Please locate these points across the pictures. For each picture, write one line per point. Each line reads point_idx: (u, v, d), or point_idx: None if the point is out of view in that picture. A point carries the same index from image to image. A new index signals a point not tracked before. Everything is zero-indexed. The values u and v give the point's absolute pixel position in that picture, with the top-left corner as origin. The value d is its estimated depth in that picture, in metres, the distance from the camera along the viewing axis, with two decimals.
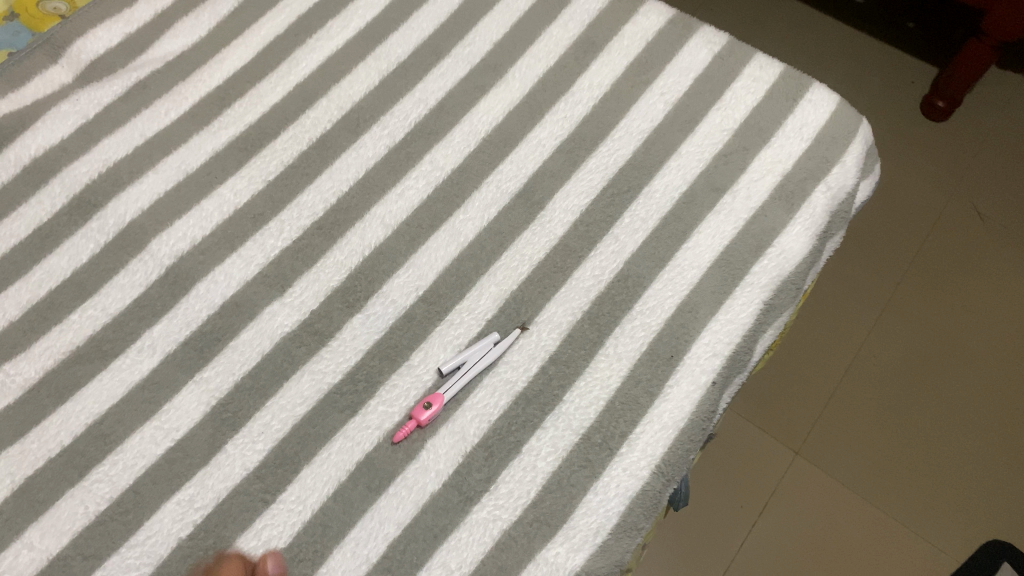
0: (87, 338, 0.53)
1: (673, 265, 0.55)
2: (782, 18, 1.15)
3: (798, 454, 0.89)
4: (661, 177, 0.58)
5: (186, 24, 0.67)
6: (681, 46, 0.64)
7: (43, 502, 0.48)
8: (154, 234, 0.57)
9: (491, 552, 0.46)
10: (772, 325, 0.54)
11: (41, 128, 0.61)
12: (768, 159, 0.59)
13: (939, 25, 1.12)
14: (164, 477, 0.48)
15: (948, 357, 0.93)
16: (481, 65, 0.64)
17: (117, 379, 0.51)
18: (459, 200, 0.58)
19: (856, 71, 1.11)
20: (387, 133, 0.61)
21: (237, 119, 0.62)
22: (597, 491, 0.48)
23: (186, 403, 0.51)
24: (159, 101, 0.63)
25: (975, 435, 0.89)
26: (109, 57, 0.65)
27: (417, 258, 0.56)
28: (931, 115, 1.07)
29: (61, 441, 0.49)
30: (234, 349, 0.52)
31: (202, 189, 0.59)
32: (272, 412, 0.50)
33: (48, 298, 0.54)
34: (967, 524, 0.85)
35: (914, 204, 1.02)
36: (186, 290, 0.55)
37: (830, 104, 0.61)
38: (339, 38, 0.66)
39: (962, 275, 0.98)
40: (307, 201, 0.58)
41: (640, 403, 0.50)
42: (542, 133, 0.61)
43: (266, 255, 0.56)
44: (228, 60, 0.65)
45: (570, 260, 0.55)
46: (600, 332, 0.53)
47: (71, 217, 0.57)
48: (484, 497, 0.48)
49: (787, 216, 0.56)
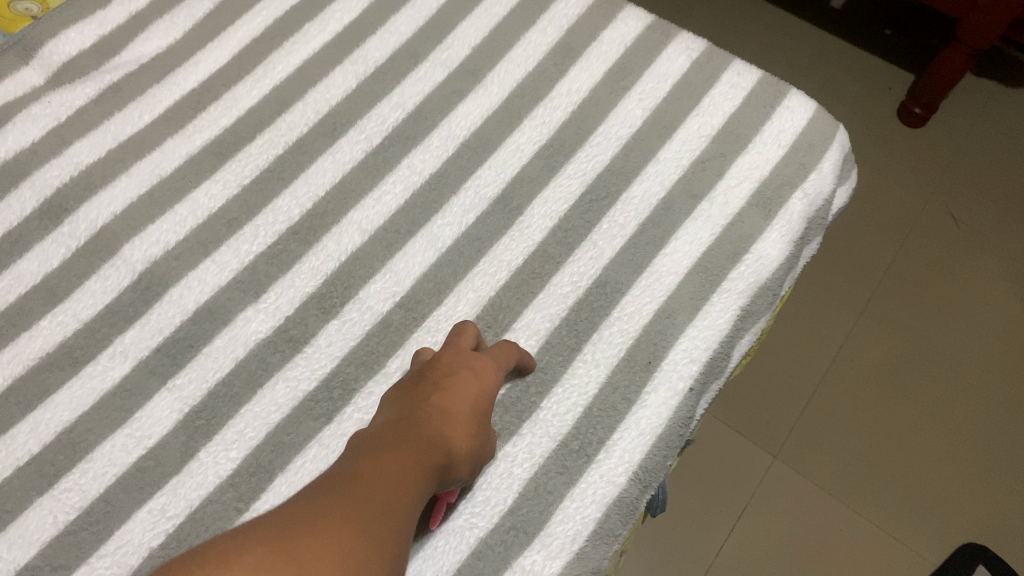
0: (57, 345, 0.52)
1: (650, 271, 0.55)
2: (761, 23, 1.16)
3: (777, 457, 0.90)
4: (639, 183, 0.59)
5: (161, 25, 0.66)
6: (659, 53, 0.65)
7: (10, 512, 0.47)
8: (127, 239, 0.56)
9: (467, 560, 0.46)
10: (749, 331, 0.55)
11: (11, 131, 0.60)
12: (745, 166, 0.59)
13: (915, 33, 1.14)
14: (136, 486, 0.48)
15: (924, 362, 0.94)
16: (459, 70, 0.64)
17: (88, 387, 0.51)
18: (437, 205, 0.58)
19: (834, 77, 1.12)
20: (364, 137, 0.61)
21: (211, 123, 0.61)
22: (574, 498, 0.48)
23: (159, 410, 0.50)
24: (133, 104, 0.62)
25: (950, 438, 0.90)
26: (82, 59, 0.64)
27: (394, 263, 0.56)
28: (907, 121, 1.08)
29: (30, 450, 0.49)
30: (208, 356, 0.52)
31: (176, 194, 0.58)
32: (246, 419, 0.50)
33: (17, 304, 0.53)
34: (943, 527, 0.86)
35: (891, 211, 1.04)
36: (159, 295, 0.54)
37: (807, 111, 0.62)
38: (316, 41, 0.65)
39: (938, 280, 0.99)
40: (283, 206, 0.58)
41: (618, 410, 0.50)
42: (520, 139, 0.61)
43: (241, 260, 0.55)
44: (203, 63, 0.64)
45: (548, 266, 0.55)
46: (577, 338, 0.53)
47: (41, 221, 0.56)
48: (461, 504, 0.47)
49: (764, 223, 0.57)
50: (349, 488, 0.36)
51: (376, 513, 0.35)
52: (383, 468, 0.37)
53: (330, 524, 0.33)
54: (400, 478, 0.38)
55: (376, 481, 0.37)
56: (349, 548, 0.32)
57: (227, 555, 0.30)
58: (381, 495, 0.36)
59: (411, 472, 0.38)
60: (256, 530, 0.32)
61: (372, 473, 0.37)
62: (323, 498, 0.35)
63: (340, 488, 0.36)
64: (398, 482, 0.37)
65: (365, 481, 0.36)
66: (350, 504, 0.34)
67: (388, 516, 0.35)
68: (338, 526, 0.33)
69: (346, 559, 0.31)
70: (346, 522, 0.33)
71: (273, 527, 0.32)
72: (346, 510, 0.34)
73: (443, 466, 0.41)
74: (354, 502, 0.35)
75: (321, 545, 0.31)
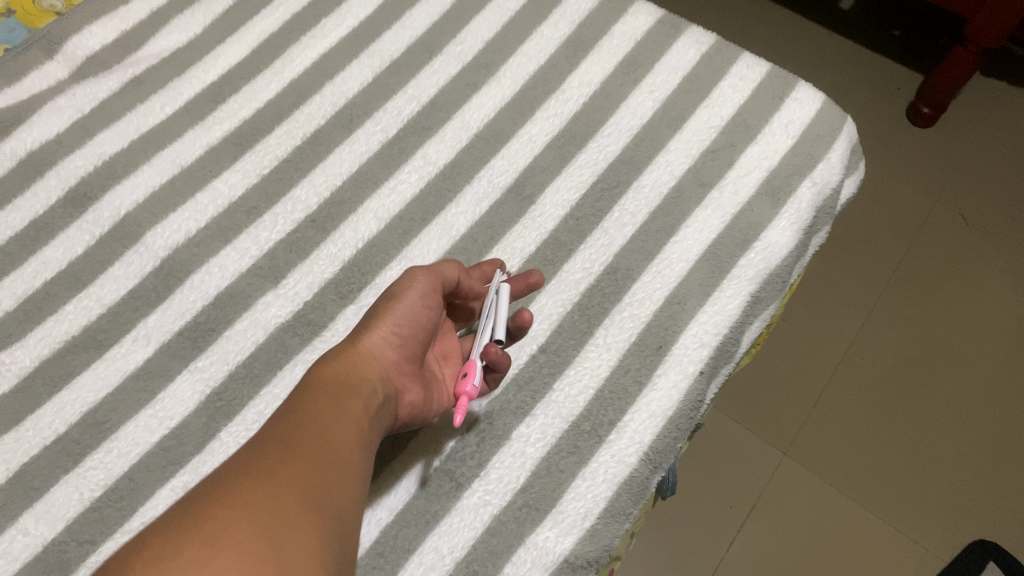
0: (83, 328, 0.53)
1: (661, 259, 0.56)
2: (768, 21, 1.17)
3: (787, 453, 0.90)
4: (649, 172, 0.60)
5: (181, 21, 0.67)
6: (669, 46, 0.66)
7: (38, 488, 0.48)
8: (149, 227, 0.57)
9: (482, 537, 0.47)
10: (758, 317, 0.55)
11: (36, 122, 0.61)
12: (755, 156, 0.60)
13: (924, 32, 1.14)
14: (158, 465, 0.49)
15: (933, 359, 0.95)
16: (473, 64, 0.65)
17: (112, 368, 0.52)
18: (451, 194, 0.59)
19: (843, 75, 1.13)
20: (380, 128, 0.62)
21: (231, 114, 0.63)
22: (585, 477, 0.49)
23: (180, 392, 0.51)
24: (155, 96, 0.63)
25: (959, 434, 0.90)
26: (105, 53, 0.66)
27: (409, 250, 0.57)
28: (916, 121, 1.08)
29: (56, 429, 0.50)
30: (228, 339, 0.53)
31: (196, 183, 0.59)
32: (266, 400, 0.51)
33: (43, 289, 0.55)
34: (954, 522, 0.86)
35: (901, 209, 1.04)
36: (181, 281, 0.55)
37: (816, 103, 0.62)
38: (333, 36, 0.67)
39: (946, 277, 1.00)
40: (301, 195, 0.59)
41: (629, 392, 0.51)
42: (533, 129, 0.62)
43: (260, 247, 0.57)
44: (223, 57, 0.65)
45: (560, 253, 0.57)
46: (589, 322, 0.54)
47: (66, 210, 0.58)
48: (475, 482, 0.48)
49: (773, 211, 0.58)
50: (279, 443, 0.36)
51: (306, 467, 0.35)
52: (309, 415, 0.38)
53: (245, 487, 0.33)
54: (328, 432, 0.38)
55: (308, 436, 0.37)
56: (266, 506, 0.32)
57: (136, 546, 0.30)
58: (315, 447, 0.36)
59: (333, 388, 0.41)
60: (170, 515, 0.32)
61: (309, 404, 0.39)
62: (246, 460, 0.35)
63: (265, 450, 0.35)
64: (338, 386, 0.41)
65: (289, 442, 0.36)
66: (274, 463, 0.34)
67: (322, 468, 0.35)
68: (255, 487, 0.33)
69: (262, 517, 0.31)
70: (265, 483, 0.33)
71: (187, 503, 0.32)
72: (269, 469, 0.34)
73: (350, 368, 0.43)
74: (278, 465, 0.34)
75: (229, 512, 0.31)
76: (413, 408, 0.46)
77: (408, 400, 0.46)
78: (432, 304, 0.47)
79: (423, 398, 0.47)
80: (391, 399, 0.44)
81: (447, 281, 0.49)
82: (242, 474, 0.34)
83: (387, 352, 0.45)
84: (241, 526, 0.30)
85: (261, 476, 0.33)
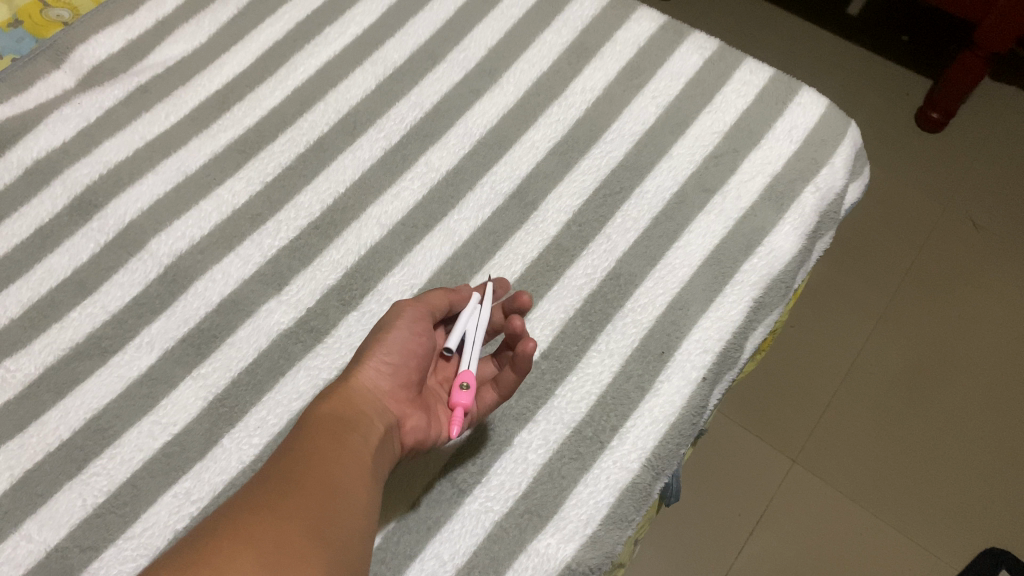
0: (87, 335, 0.54)
1: (664, 264, 0.56)
2: (773, 27, 1.17)
3: (795, 461, 0.89)
4: (652, 178, 0.60)
5: (186, 30, 0.68)
6: (672, 52, 0.66)
7: (41, 495, 0.48)
8: (154, 234, 0.58)
9: (483, 543, 0.47)
10: (761, 324, 0.55)
11: (43, 131, 0.62)
12: (758, 161, 0.60)
13: (932, 38, 1.14)
14: (161, 471, 0.49)
15: (942, 365, 0.94)
16: (476, 70, 0.66)
17: (116, 375, 0.52)
18: (454, 201, 0.59)
19: (850, 81, 1.12)
20: (383, 136, 0.62)
21: (235, 122, 0.63)
22: (587, 483, 0.48)
23: (183, 399, 0.51)
24: (160, 105, 0.64)
25: (968, 442, 0.89)
26: (111, 62, 0.67)
27: (412, 256, 0.57)
28: (925, 126, 1.08)
29: (60, 436, 0.50)
30: (231, 346, 0.53)
31: (200, 191, 0.60)
32: (268, 407, 0.51)
33: (49, 296, 0.55)
34: (966, 531, 0.84)
35: (909, 214, 1.04)
36: (184, 288, 0.56)
37: (819, 107, 0.62)
38: (337, 44, 0.67)
39: (955, 283, 0.99)
40: (304, 202, 0.59)
41: (632, 398, 0.51)
42: (536, 136, 0.62)
43: (264, 254, 0.57)
44: (228, 65, 0.66)
45: (562, 259, 0.56)
46: (592, 328, 0.54)
47: (71, 218, 0.58)
48: (477, 489, 0.48)
49: (776, 217, 0.57)
50: (284, 477, 0.36)
51: (310, 498, 0.35)
52: (313, 446, 0.38)
53: (250, 520, 0.33)
54: (331, 462, 0.37)
55: (313, 467, 0.37)
56: (269, 542, 0.32)
57: None
58: (318, 479, 0.36)
59: (330, 424, 0.40)
60: (179, 550, 0.32)
61: (310, 438, 0.39)
62: (253, 494, 0.35)
63: (272, 482, 0.36)
64: (336, 423, 0.40)
65: (295, 474, 0.36)
66: (276, 498, 0.34)
67: (326, 498, 0.35)
68: (258, 522, 0.33)
69: (266, 553, 0.31)
70: (271, 516, 0.33)
71: (194, 537, 0.32)
72: (273, 504, 0.34)
73: (343, 403, 0.42)
74: (283, 498, 0.34)
75: (234, 546, 0.31)
76: (418, 435, 0.46)
77: (410, 426, 0.45)
78: (422, 333, 0.48)
79: (426, 425, 0.46)
80: (393, 428, 0.44)
81: (437, 312, 0.48)
82: (251, 506, 0.34)
83: (381, 381, 0.45)
84: (243, 563, 0.30)
85: (267, 508, 0.34)
